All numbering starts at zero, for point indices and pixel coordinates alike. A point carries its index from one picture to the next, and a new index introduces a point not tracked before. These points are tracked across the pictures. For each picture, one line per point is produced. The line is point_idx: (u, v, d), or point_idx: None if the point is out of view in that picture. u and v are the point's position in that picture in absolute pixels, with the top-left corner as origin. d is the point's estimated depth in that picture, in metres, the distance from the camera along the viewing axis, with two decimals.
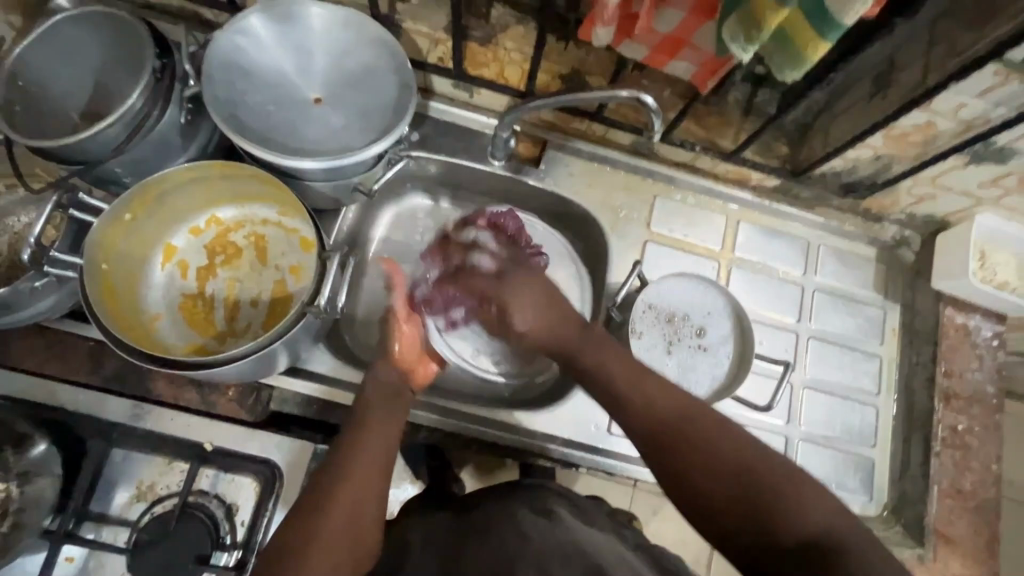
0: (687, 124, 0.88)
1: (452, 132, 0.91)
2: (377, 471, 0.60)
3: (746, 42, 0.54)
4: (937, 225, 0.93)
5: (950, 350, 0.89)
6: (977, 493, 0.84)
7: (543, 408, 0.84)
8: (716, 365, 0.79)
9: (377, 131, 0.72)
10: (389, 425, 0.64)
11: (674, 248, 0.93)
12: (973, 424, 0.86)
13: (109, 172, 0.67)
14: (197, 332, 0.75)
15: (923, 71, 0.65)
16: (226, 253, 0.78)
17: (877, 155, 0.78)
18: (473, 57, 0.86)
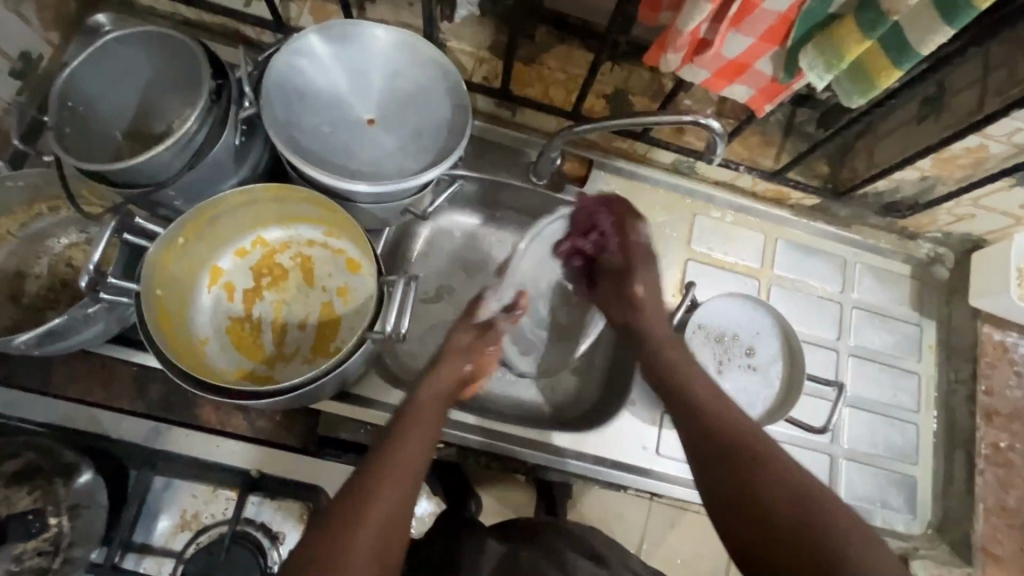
0: (730, 144, 0.88)
1: (494, 151, 0.91)
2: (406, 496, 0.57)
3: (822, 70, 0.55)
4: (972, 243, 0.94)
5: (990, 368, 0.90)
6: (1021, 510, 0.84)
7: (590, 430, 0.84)
8: (767, 385, 0.80)
9: (433, 153, 0.72)
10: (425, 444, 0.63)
11: (715, 266, 0.93)
12: (1014, 441, 0.87)
13: (164, 196, 0.66)
14: (246, 357, 0.73)
15: (979, 97, 0.66)
16: (273, 275, 0.77)
17: (924, 177, 0.79)
18: (519, 77, 0.86)
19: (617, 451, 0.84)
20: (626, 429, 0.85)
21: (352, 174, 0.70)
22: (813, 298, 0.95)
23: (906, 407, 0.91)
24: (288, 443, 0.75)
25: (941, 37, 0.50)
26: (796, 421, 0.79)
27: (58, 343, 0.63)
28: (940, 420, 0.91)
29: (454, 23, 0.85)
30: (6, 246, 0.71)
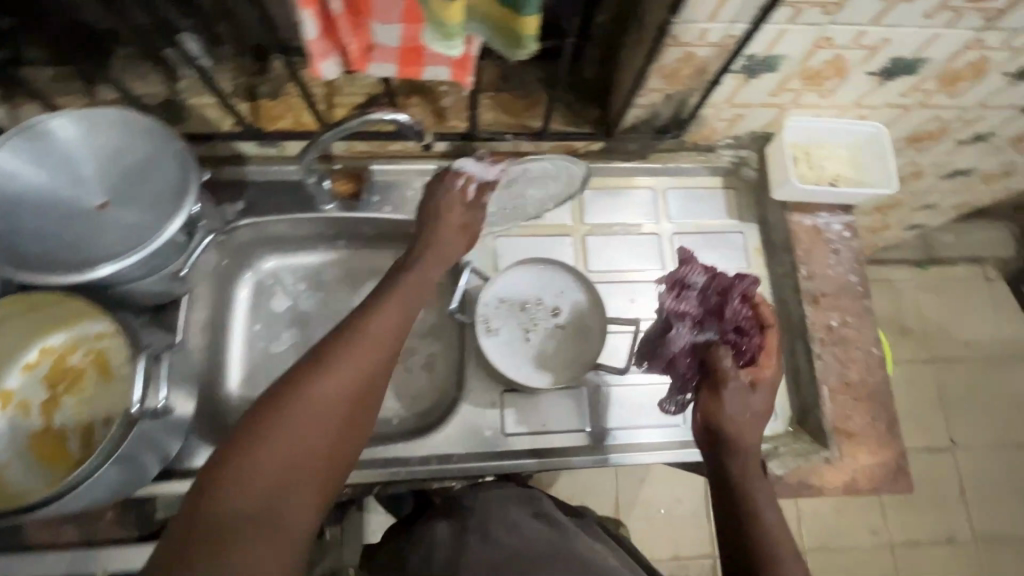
0: (494, 115, 0.88)
1: (275, 189, 0.91)
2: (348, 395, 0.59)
3: (446, 40, 0.54)
4: (764, 138, 0.95)
5: (807, 253, 0.91)
6: (866, 381, 0.85)
7: (433, 430, 0.83)
8: (577, 340, 0.86)
9: (165, 214, 0.71)
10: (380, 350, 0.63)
11: (524, 236, 0.93)
12: (845, 317, 0.88)
13: None
14: (50, 470, 0.73)
15: (658, 11, 0.67)
16: (67, 380, 0.77)
17: (667, 96, 0.80)
18: (267, 112, 0.86)
19: (462, 444, 0.83)
20: (469, 418, 0.84)
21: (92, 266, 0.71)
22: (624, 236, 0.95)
23: None
24: (128, 536, 0.76)
25: None
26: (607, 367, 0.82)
27: None
28: (778, 315, 0.92)
29: (186, 79, 0.84)
30: None
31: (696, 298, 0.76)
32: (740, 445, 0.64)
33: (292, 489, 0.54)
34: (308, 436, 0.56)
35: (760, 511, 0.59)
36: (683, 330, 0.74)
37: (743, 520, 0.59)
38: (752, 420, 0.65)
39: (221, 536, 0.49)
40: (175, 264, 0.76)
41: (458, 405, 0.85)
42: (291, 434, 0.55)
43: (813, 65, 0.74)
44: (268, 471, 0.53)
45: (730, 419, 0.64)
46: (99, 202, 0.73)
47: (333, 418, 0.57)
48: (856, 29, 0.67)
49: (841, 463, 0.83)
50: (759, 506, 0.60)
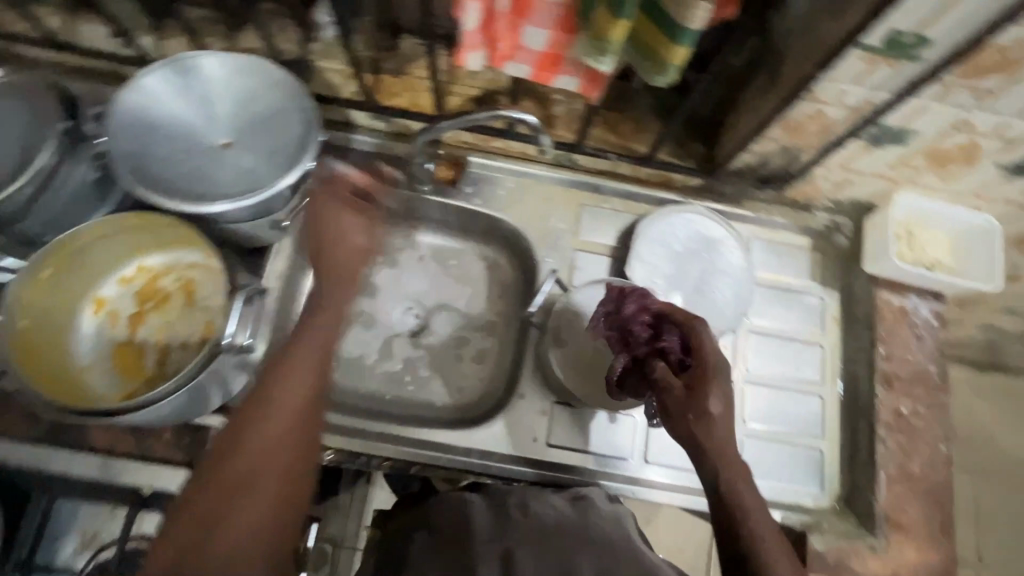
0: (600, 132, 0.89)
1: (376, 161, 0.94)
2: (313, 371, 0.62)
3: (597, 54, 0.55)
4: (865, 208, 0.92)
5: (889, 332, 0.88)
6: (926, 476, 0.82)
7: (480, 425, 0.85)
8: None
9: (283, 164, 0.75)
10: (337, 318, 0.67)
11: (605, 256, 0.93)
12: (916, 406, 0.85)
13: (27, 231, 0.71)
14: (127, 381, 0.77)
15: (800, 63, 0.66)
16: (156, 300, 0.81)
17: (783, 147, 0.79)
18: (386, 88, 0.89)
19: (506, 445, 0.84)
20: (518, 420, 0.85)
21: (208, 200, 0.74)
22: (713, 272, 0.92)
23: (809, 379, 0.90)
24: (178, 459, 0.77)
25: (703, 9, 0.50)
26: None
27: None
28: (844, 389, 0.89)
29: (318, 43, 0.88)
30: None
31: (609, 321, 0.77)
32: (730, 463, 0.58)
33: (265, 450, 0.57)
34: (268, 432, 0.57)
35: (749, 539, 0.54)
36: (621, 355, 0.74)
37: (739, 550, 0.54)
38: (726, 423, 0.59)
39: (223, 499, 0.53)
40: (278, 214, 0.79)
41: (509, 404, 0.86)
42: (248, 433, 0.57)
43: (944, 146, 0.72)
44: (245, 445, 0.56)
45: (712, 433, 0.59)
46: (223, 140, 0.76)
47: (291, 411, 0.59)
48: (1002, 120, 0.65)
49: (886, 554, 0.80)
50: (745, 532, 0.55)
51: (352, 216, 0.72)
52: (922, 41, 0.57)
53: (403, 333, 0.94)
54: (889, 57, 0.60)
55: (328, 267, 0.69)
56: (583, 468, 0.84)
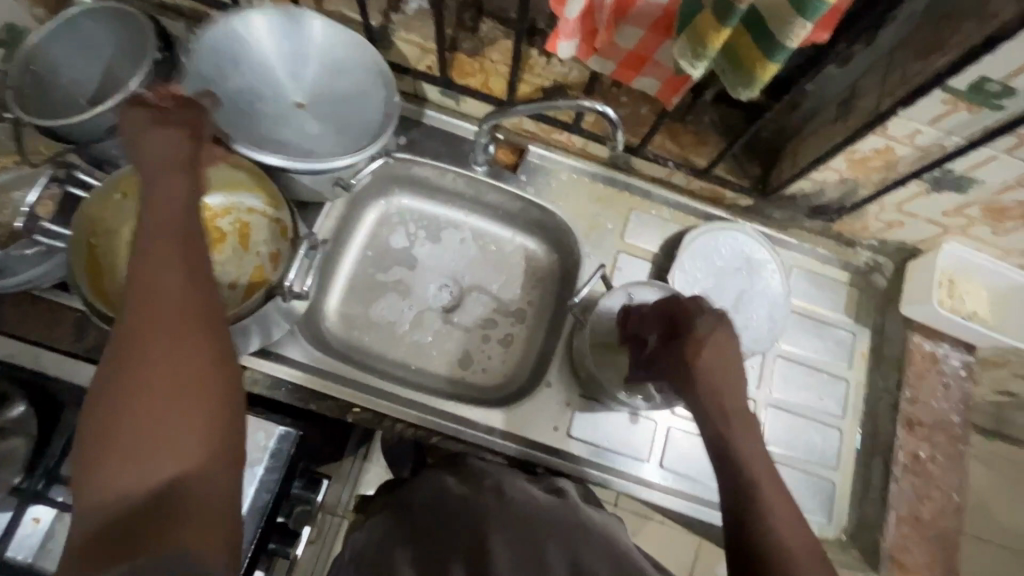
0: (662, 139, 0.90)
1: (437, 137, 0.95)
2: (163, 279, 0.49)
3: (693, 59, 0.56)
4: (909, 252, 0.93)
5: (917, 377, 0.89)
6: (936, 522, 0.83)
7: (505, 406, 0.86)
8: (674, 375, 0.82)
9: (343, 149, 0.78)
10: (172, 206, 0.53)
11: (646, 260, 0.94)
12: (935, 452, 0.86)
13: (105, 153, 0.73)
14: None
15: (878, 97, 0.68)
16: (211, 238, 0.83)
17: (842, 179, 0.80)
18: (460, 67, 0.90)
19: (528, 429, 0.86)
20: (542, 408, 0.87)
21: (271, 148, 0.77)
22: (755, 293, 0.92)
23: (830, 412, 0.91)
24: None
25: (802, 28, 0.52)
26: None
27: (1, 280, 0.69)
28: (864, 426, 0.90)
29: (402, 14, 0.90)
30: None
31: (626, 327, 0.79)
32: (755, 485, 0.58)
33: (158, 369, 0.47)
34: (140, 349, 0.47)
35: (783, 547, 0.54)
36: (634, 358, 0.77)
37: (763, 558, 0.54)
38: (751, 440, 0.60)
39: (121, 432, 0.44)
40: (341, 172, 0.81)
41: (535, 391, 0.87)
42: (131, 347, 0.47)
43: (1003, 200, 0.73)
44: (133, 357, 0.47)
45: (740, 455, 0.59)
46: (297, 102, 0.79)
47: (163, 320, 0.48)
48: None
49: None
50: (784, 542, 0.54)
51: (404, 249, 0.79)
52: (1007, 92, 0.58)
53: (436, 308, 0.95)
54: (969, 103, 0.61)
55: (168, 166, 0.55)
56: (598, 463, 0.85)
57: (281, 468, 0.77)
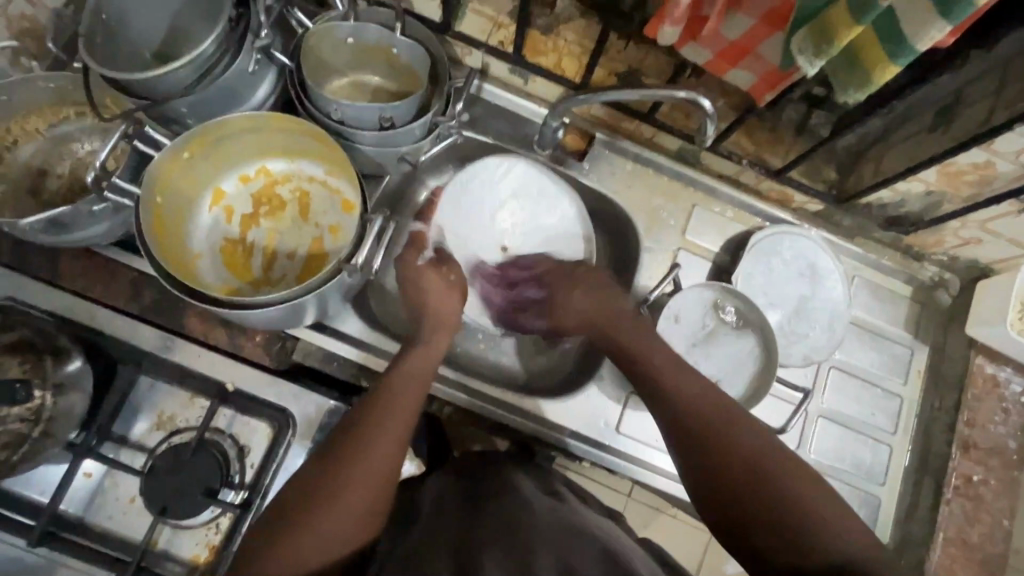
0: (738, 136, 0.86)
1: (501, 116, 0.92)
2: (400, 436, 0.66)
3: (814, 56, 0.53)
4: (980, 270, 0.90)
5: (976, 400, 0.87)
6: (982, 545, 0.83)
7: (557, 398, 0.85)
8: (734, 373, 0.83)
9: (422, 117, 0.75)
10: (407, 407, 0.68)
11: (706, 259, 0.91)
12: (988, 476, 0.84)
13: (174, 111, 0.70)
14: (233, 276, 0.78)
15: (990, 109, 0.64)
16: (271, 205, 0.81)
17: (929, 191, 0.77)
18: (533, 45, 0.85)
19: (577, 423, 0.85)
20: (593, 402, 0.86)
21: (341, 116, 0.74)
22: (816, 304, 0.89)
23: (882, 427, 0.89)
24: (266, 365, 0.80)
25: (940, 30, 0.48)
26: (756, 418, 0.80)
27: (65, 235, 0.68)
28: (915, 443, 0.89)
29: None
30: (33, 142, 0.76)
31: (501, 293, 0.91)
32: (740, 443, 0.63)
33: (364, 487, 0.62)
34: (380, 473, 0.63)
35: (752, 467, 0.61)
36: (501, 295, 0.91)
37: (735, 498, 0.60)
38: (710, 396, 0.68)
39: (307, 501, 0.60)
40: (408, 148, 0.78)
41: (587, 385, 0.86)
42: (369, 461, 0.63)
43: None
44: (358, 457, 0.62)
45: (707, 411, 0.67)
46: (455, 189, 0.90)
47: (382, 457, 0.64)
48: None
49: None
50: (746, 465, 0.61)
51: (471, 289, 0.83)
52: None
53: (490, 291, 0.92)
54: None
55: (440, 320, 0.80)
56: (645, 461, 0.85)
57: (330, 442, 0.77)
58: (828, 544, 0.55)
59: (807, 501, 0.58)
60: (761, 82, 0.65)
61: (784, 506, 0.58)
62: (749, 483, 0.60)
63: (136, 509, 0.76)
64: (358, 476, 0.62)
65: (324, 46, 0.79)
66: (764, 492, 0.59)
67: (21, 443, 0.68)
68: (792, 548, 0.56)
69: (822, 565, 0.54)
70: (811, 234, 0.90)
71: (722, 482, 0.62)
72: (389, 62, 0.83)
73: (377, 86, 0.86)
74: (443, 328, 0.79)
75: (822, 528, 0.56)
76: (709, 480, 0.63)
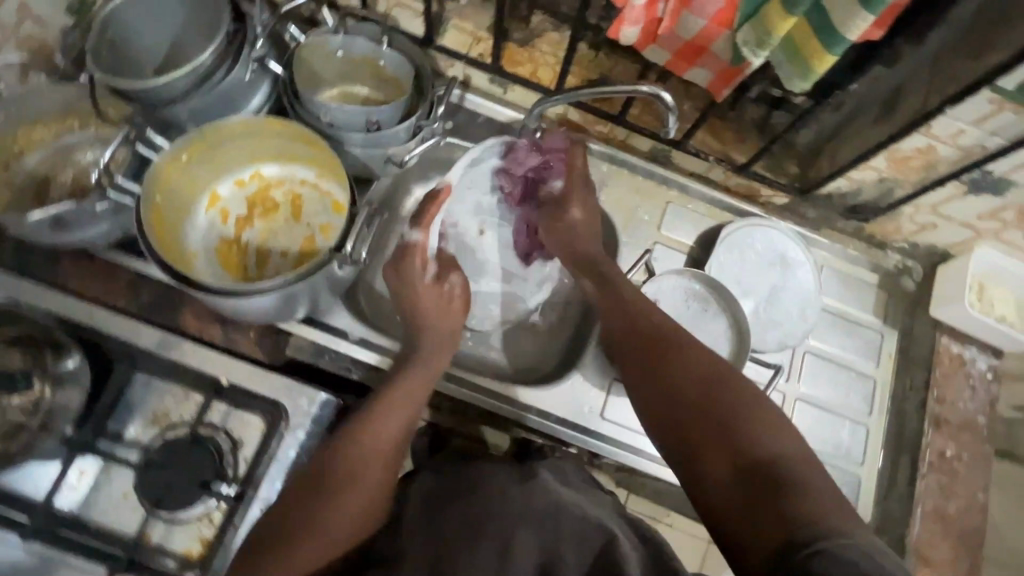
0: (704, 135, 0.93)
1: (483, 123, 0.98)
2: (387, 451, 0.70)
3: (757, 46, 0.60)
4: (938, 256, 0.95)
5: (944, 378, 0.91)
6: (960, 519, 0.85)
7: (543, 384, 0.88)
8: (716, 344, 0.86)
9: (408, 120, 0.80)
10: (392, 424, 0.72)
11: (681, 251, 0.96)
12: (960, 451, 0.88)
13: (175, 117, 0.75)
14: (228, 274, 0.82)
15: (925, 96, 0.70)
16: (265, 207, 0.85)
17: (881, 178, 0.83)
18: (511, 56, 0.93)
19: (564, 409, 0.87)
20: (578, 390, 0.88)
21: (330, 119, 0.79)
22: (788, 290, 0.94)
23: (859, 409, 0.92)
24: (258, 359, 0.82)
25: (863, 20, 0.55)
26: None
27: (67, 233, 0.71)
28: (890, 423, 0.92)
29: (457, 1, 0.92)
30: (38, 151, 0.81)
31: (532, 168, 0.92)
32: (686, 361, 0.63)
33: (353, 508, 0.66)
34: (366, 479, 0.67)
35: (701, 376, 0.61)
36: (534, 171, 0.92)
37: (675, 404, 0.60)
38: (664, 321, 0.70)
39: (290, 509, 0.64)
40: (395, 150, 0.84)
41: (571, 372, 0.89)
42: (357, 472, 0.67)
43: None
44: (349, 483, 0.66)
45: (660, 334, 0.67)
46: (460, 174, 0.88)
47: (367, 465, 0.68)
48: None
49: None
50: (694, 380, 0.61)
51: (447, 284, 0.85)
52: None
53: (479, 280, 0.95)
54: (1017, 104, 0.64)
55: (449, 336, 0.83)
56: (630, 446, 0.87)
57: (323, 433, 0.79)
58: (757, 448, 0.53)
59: (749, 416, 0.56)
60: (716, 77, 0.71)
61: (728, 419, 0.56)
62: (693, 401, 0.59)
63: (130, 504, 0.77)
64: (348, 500, 0.65)
65: (318, 59, 0.85)
66: (708, 399, 0.58)
67: (16, 434, 0.69)
68: (724, 455, 0.54)
69: (751, 461, 0.53)
70: (780, 223, 0.96)
71: (668, 402, 0.61)
72: (376, 73, 0.89)
73: (365, 95, 0.91)
74: (442, 348, 0.82)
75: (752, 432, 0.55)
76: (654, 400, 0.62)
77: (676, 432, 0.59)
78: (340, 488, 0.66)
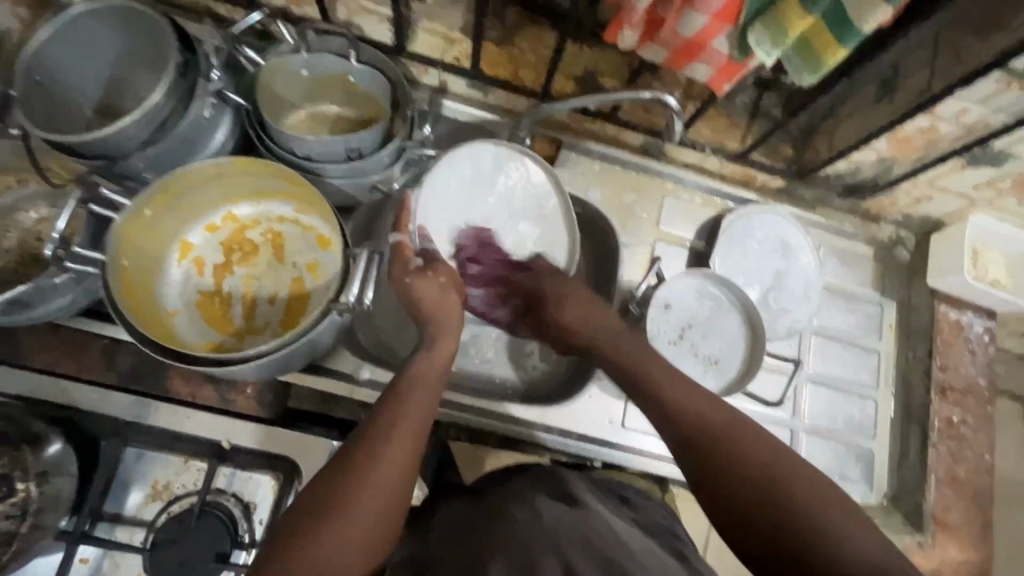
0: (699, 126, 0.89)
1: (464, 132, 0.92)
2: (407, 463, 0.56)
3: (770, 47, 0.58)
4: (931, 225, 0.96)
5: (946, 346, 0.93)
6: (971, 481, 0.89)
7: (558, 402, 0.85)
8: (731, 342, 0.86)
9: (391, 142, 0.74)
10: (419, 417, 0.60)
11: (682, 247, 0.93)
12: (966, 415, 0.91)
13: (132, 167, 0.67)
14: (214, 330, 0.75)
15: (928, 78, 0.69)
16: (243, 251, 0.78)
17: (880, 158, 0.82)
18: (490, 58, 0.85)
19: (584, 425, 0.86)
20: (595, 402, 0.87)
21: (306, 152, 0.72)
22: (789, 274, 0.93)
23: (866, 383, 0.93)
24: (260, 416, 0.77)
25: (881, 13, 0.52)
26: (755, 395, 0.83)
27: (25, 312, 0.64)
28: (898, 395, 0.94)
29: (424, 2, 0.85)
30: None
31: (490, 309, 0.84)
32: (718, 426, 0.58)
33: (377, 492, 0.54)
34: (385, 490, 0.54)
35: (741, 445, 0.55)
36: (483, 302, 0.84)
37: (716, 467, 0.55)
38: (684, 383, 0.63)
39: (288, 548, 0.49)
40: (379, 176, 0.77)
41: (587, 386, 0.87)
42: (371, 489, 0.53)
43: None
44: (363, 481, 0.53)
45: (690, 404, 0.60)
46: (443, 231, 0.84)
47: (393, 473, 0.55)
48: None
49: (931, 549, 0.86)
50: (735, 446, 0.55)
51: (433, 282, 0.71)
52: None
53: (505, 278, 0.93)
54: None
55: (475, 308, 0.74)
56: (651, 452, 0.86)
57: None
58: (810, 515, 0.49)
59: (798, 484, 0.52)
60: (717, 72, 0.66)
61: (778, 485, 0.52)
62: (743, 465, 0.54)
63: None
64: (364, 502, 0.52)
65: (279, 81, 0.77)
66: (752, 463, 0.53)
67: (11, 540, 0.62)
68: (771, 523, 0.50)
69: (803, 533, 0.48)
70: (776, 206, 0.94)
71: (709, 464, 0.56)
72: (345, 90, 0.81)
73: (336, 114, 0.84)
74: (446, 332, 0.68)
75: (806, 498, 0.50)
76: (695, 469, 0.56)
77: (721, 502, 0.53)
78: (366, 465, 0.54)
